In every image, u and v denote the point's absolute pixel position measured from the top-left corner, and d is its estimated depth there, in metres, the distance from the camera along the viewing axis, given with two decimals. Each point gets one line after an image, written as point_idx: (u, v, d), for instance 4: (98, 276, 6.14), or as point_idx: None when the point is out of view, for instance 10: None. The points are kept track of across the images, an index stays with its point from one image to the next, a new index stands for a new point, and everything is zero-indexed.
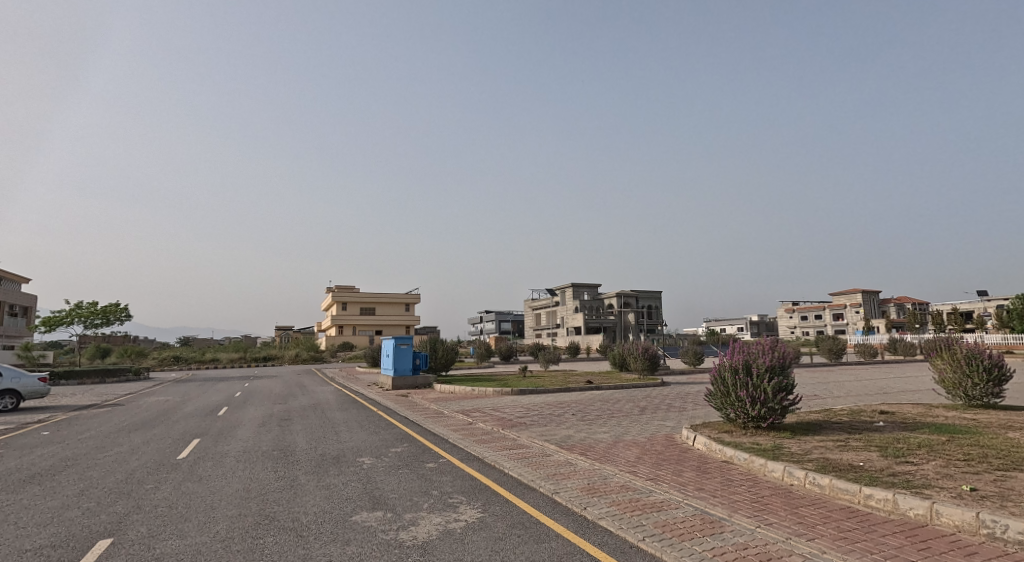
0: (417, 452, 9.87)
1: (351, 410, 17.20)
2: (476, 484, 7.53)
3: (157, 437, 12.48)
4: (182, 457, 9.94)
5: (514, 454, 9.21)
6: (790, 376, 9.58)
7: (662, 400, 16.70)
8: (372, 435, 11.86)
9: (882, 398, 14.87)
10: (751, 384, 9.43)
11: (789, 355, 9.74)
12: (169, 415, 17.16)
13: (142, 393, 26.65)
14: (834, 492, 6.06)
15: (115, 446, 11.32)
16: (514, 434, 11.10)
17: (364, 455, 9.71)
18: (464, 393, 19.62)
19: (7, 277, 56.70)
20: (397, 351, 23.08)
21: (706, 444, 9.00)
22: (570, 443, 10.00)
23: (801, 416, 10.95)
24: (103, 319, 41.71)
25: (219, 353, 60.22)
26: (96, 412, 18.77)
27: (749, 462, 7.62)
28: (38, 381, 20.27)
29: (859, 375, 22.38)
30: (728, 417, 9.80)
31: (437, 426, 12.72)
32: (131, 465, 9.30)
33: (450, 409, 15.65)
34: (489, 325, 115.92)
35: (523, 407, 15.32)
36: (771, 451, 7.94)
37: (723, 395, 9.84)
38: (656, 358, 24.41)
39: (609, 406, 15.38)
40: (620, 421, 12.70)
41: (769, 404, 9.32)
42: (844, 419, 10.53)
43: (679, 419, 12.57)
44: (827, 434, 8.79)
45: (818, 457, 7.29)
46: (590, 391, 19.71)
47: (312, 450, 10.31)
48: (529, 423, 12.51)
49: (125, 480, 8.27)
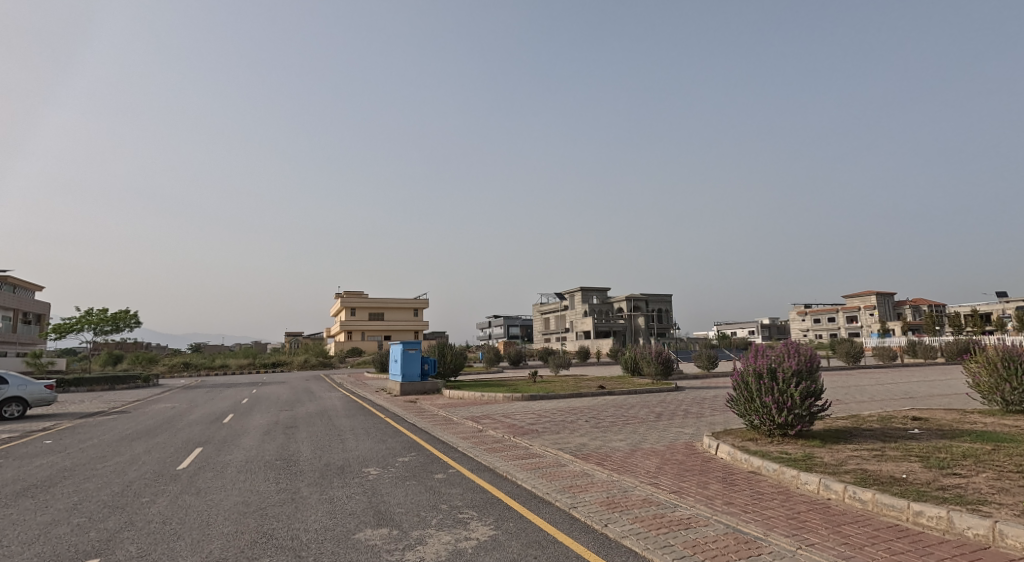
0: (425, 461, 9.44)
1: (358, 417, 16.78)
2: (488, 497, 7.11)
3: (160, 445, 12.17)
4: (182, 467, 9.58)
5: (527, 464, 8.76)
6: (817, 380, 9.07)
7: (678, 405, 16.17)
8: (379, 443, 11.44)
9: (910, 403, 14.25)
10: (777, 389, 8.94)
11: (816, 359, 9.22)
12: (174, 423, 16.82)
13: (148, 400, 26.35)
14: (879, 507, 5.58)
15: (116, 456, 10.99)
16: (526, 442, 10.63)
17: (371, 465, 9.29)
18: (473, 400, 19.18)
19: (20, 284, 57.30)
20: (406, 356, 22.70)
21: (730, 453, 8.48)
22: (585, 452, 9.53)
23: (829, 422, 10.41)
24: (112, 326, 41.63)
25: (229, 359, 60.10)
26: (102, 420, 18.52)
27: (780, 473, 7.11)
28: (45, 388, 19.98)
29: (881, 379, 21.67)
30: (752, 424, 9.32)
31: (446, 434, 12.30)
32: (130, 476, 8.94)
33: (460, 416, 15.23)
34: (498, 329, 115.60)
35: (535, 414, 14.87)
36: (802, 461, 7.43)
37: (747, 402, 9.36)
38: (670, 362, 23.78)
39: (623, 413, 14.89)
40: (636, 428, 12.20)
41: (797, 411, 8.83)
42: (874, 426, 9.99)
43: (698, 426, 12.06)
44: (860, 443, 8.27)
45: (855, 469, 6.78)
46: (602, 396, 19.22)
47: (317, 460, 9.91)
48: (542, 430, 12.07)
49: (121, 492, 7.89)
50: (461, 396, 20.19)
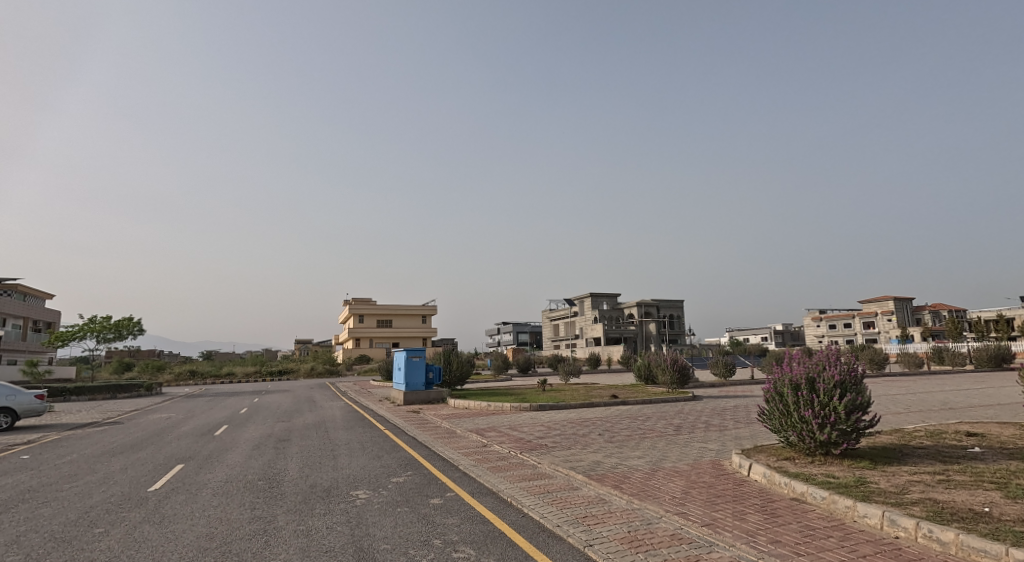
0: (422, 483, 8.48)
1: (356, 430, 15.80)
2: (489, 529, 6.15)
3: (138, 462, 11.22)
4: (154, 489, 8.65)
5: (534, 488, 7.75)
6: (864, 392, 7.96)
7: (697, 417, 15.08)
8: (373, 460, 10.48)
9: (955, 415, 13.08)
10: (818, 401, 7.88)
11: (860, 369, 8.17)
12: (164, 435, 15.92)
13: (144, 410, 25.51)
14: (966, 553, 4.64)
15: (88, 474, 10.12)
16: (534, 460, 9.63)
17: (360, 487, 8.33)
18: (479, 410, 18.18)
19: (31, 292, 57.48)
20: (410, 364, 21.69)
21: (766, 476, 7.42)
22: (600, 473, 8.51)
23: (873, 440, 9.28)
24: (115, 333, 41.01)
25: (236, 367, 59.24)
26: (91, 432, 17.66)
27: (830, 502, 6.09)
28: (35, 398, 19.20)
29: (914, 387, 20.39)
30: (789, 441, 8.26)
31: (447, 450, 11.30)
32: (93, 501, 8.04)
33: (463, 429, 14.26)
34: (507, 336, 114.38)
35: (544, 427, 13.84)
36: (855, 487, 6.39)
37: (783, 416, 8.31)
38: (687, 370, 22.60)
39: (639, 425, 13.84)
40: (655, 443, 11.17)
41: (841, 427, 7.77)
42: (925, 443, 8.90)
43: (723, 441, 11.04)
44: (918, 465, 7.21)
45: (922, 498, 5.79)
46: (616, 406, 18.16)
47: (302, 480, 8.97)
48: (551, 445, 11.02)
49: (74, 522, 6.97)
50: (466, 406, 19.21)
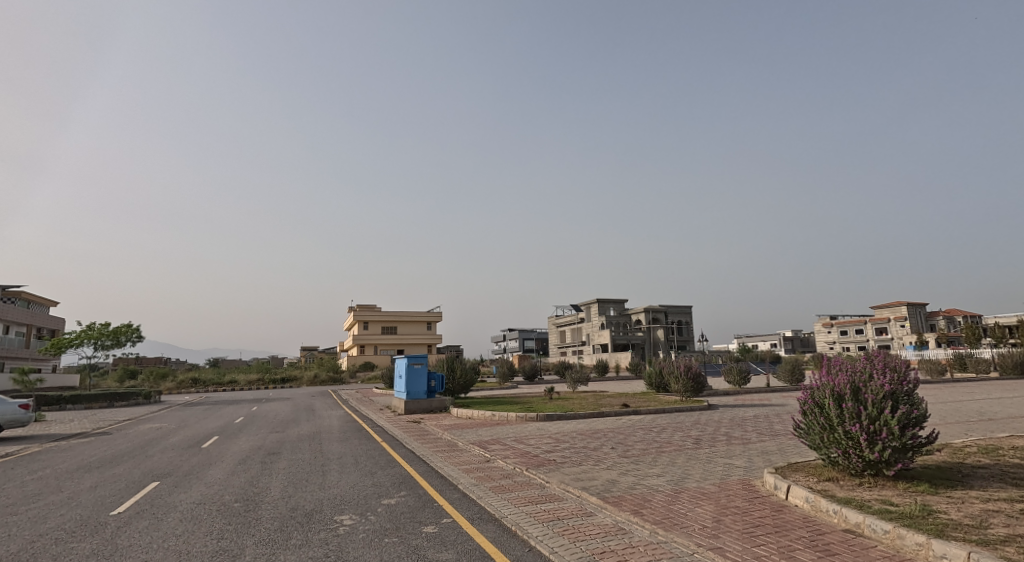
0: (417, 506, 7.54)
1: (351, 442, 14.82)
2: None
3: (110, 479, 10.29)
4: (116, 512, 7.73)
5: (542, 514, 6.79)
6: (918, 404, 6.97)
7: (716, 428, 14.04)
8: (365, 478, 9.55)
9: (1002, 427, 11.98)
10: (866, 414, 6.88)
11: (912, 376, 7.16)
12: (149, 447, 15.02)
13: (139, 419, 24.63)
14: None
15: (52, 493, 9.21)
16: (542, 478, 8.68)
17: (347, 511, 7.40)
18: (483, 420, 17.21)
19: (35, 299, 57.14)
20: (410, 371, 20.80)
21: (810, 500, 6.44)
22: (616, 494, 7.54)
23: (924, 458, 8.23)
24: (114, 341, 40.26)
25: (240, 374, 58.37)
26: (75, 443, 16.73)
27: (895, 537, 5.14)
28: (19, 409, 18.27)
29: (945, 396, 19.17)
30: (831, 459, 7.29)
31: (446, 466, 10.33)
32: (45, 527, 7.15)
33: (465, 441, 13.30)
34: (513, 343, 113.14)
35: (552, 439, 12.87)
36: (921, 518, 5.42)
37: (823, 431, 7.33)
38: (701, 378, 21.43)
39: (655, 437, 12.82)
40: (674, 458, 10.15)
41: (894, 443, 6.78)
42: (984, 461, 7.88)
43: (749, 456, 10.05)
44: (987, 490, 6.22)
45: (1011, 534, 4.81)
46: (627, 416, 17.20)
47: (282, 502, 8.04)
48: (561, 460, 10.05)
49: (12, 554, 6.07)
50: (469, 415, 18.23)
